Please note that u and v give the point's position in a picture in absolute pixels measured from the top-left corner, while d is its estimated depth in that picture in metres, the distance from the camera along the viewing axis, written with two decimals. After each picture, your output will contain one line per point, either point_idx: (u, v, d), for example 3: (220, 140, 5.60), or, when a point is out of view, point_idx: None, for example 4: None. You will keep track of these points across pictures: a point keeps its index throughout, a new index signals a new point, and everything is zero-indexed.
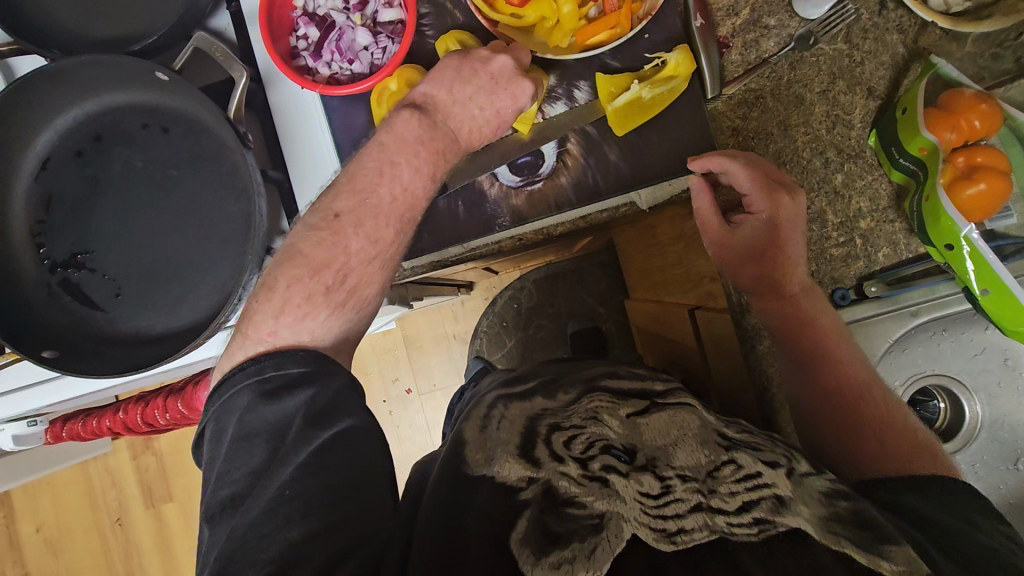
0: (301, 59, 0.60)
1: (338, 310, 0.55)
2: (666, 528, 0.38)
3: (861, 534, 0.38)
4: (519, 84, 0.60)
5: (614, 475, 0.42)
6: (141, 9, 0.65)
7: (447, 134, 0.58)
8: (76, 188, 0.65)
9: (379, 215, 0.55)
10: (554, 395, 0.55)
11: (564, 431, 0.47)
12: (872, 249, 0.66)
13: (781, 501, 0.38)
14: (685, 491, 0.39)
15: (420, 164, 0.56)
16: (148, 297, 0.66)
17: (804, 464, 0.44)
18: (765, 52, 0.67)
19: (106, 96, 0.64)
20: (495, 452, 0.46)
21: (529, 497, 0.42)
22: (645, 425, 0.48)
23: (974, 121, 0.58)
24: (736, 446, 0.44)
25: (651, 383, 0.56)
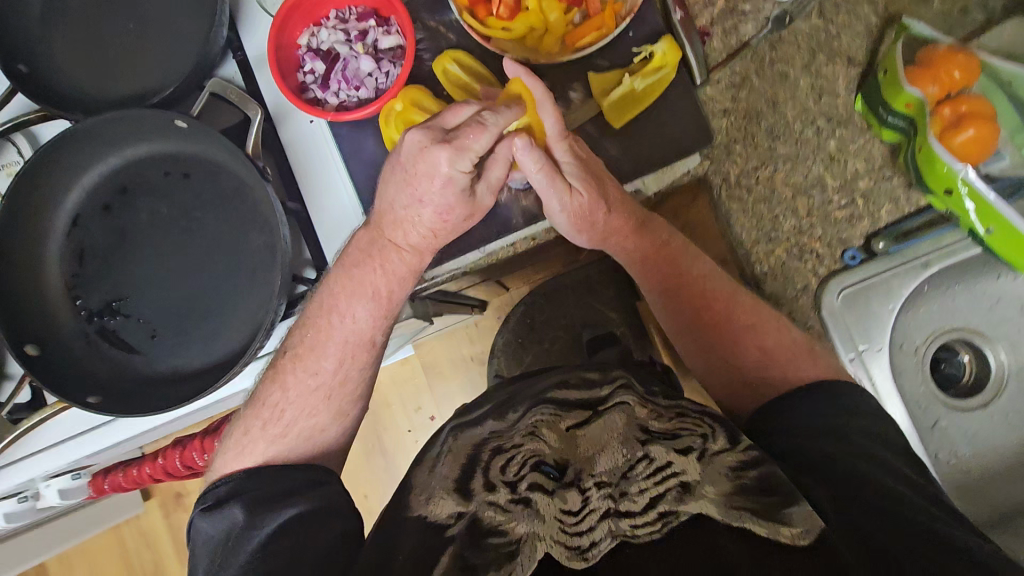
0: (311, 91, 0.64)
1: (280, 437, 0.61)
2: (579, 545, 0.43)
3: (766, 503, 0.44)
4: (429, 166, 0.56)
5: (538, 493, 0.47)
6: (154, 66, 0.69)
7: (380, 260, 0.62)
8: (106, 239, 0.68)
9: (312, 351, 0.63)
10: (503, 413, 0.58)
11: (503, 454, 0.51)
12: (874, 207, 0.68)
13: (684, 489, 0.44)
14: (599, 499, 0.45)
15: (345, 295, 0.62)
16: (182, 336, 0.68)
17: (718, 442, 0.49)
18: (745, 36, 0.69)
19: (128, 150, 0.68)
20: (435, 488, 0.51)
21: (455, 533, 0.46)
22: (581, 436, 0.51)
23: (954, 72, 0.61)
24: (653, 438, 0.49)
25: (597, 386, 0.58)
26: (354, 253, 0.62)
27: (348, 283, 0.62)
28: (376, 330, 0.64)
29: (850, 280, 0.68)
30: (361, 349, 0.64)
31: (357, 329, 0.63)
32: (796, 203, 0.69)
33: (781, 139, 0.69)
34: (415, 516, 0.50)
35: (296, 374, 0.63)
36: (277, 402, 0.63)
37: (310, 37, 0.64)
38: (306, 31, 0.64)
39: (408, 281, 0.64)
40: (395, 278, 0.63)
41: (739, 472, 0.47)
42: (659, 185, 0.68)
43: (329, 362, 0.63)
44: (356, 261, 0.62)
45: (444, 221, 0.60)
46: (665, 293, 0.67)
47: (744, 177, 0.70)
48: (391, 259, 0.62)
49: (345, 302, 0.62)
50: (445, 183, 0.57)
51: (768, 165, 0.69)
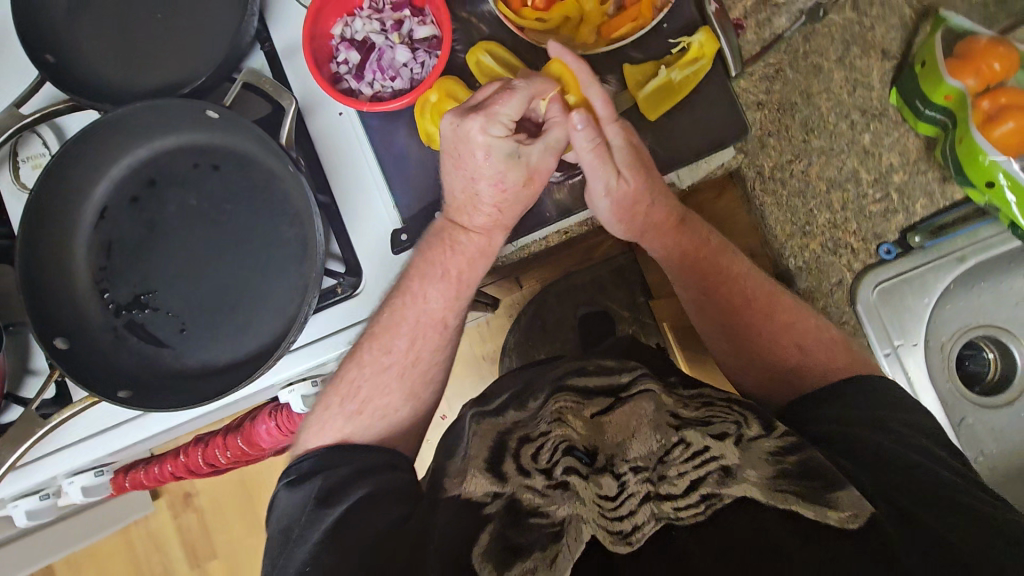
0: (345, 82, 0.63)
1: (353, 416, 0.62)
2: (622, 529, 0.45)
3: (809, 485, 0.45)
4: (466, 139, 0.59)
5: (575, 477, 0.48)
6: (184, 57, 0.68)
7: (453, 241, 0.64)
8: (135, 232, 0.68)
9: (394, 330, 0.64)
10: (524, 403, 0.60)
11: (531, 442, 0.52)
12: (909, 201, 0.68)
13: (726, 472, 0.46)
14: (637, 483, 0.46)
15: (431, 273, 0.64)
16: (211, 329, 0.67)
17: (753, 428, 0.50)
18: (778, 29, 0.69)
19: (158, 141, 0.67)
20: (467, 469, 0.53)
21: (493, 512, 0.49)
22: (608, 422, 0.52)
23: (994, 65, 0.60)
24: (685, 423, 0.50)
25: (619, 374, 0.60)
26: (430, 240, 0.65)
27: (426, 266, 0.64)
28: (448, 311, 0.65)
29: (886, 275, 0.67)
30: (433, 329, 0.65)
31: (427, 313, 0.65)
32: (830, 197, 0.68)
33: (815, 133, 0.69)
34: (450, 496, 0.52)
35: (372, 353, 0.64)
36: (354, 377, 0.64)
37: (343, 27, 0.63)
38: (339, 21, 0.63)
39: (479, 263, 0.65)
40: (466, 259, 0.65)
41: (779, 457, 0.47)
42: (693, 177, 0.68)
43: (401, 341, 0.64)
44: (430, 246, 0.64)
45: (506, 190, 0.62)
46: (687, 286, 0.67)
47: (777, 171, 0.69)
48: (463, 241, 0.64)
49: (419, 284, 0.64)
50: (489, 152, 0.59)
51: (802, 159, 0.69)
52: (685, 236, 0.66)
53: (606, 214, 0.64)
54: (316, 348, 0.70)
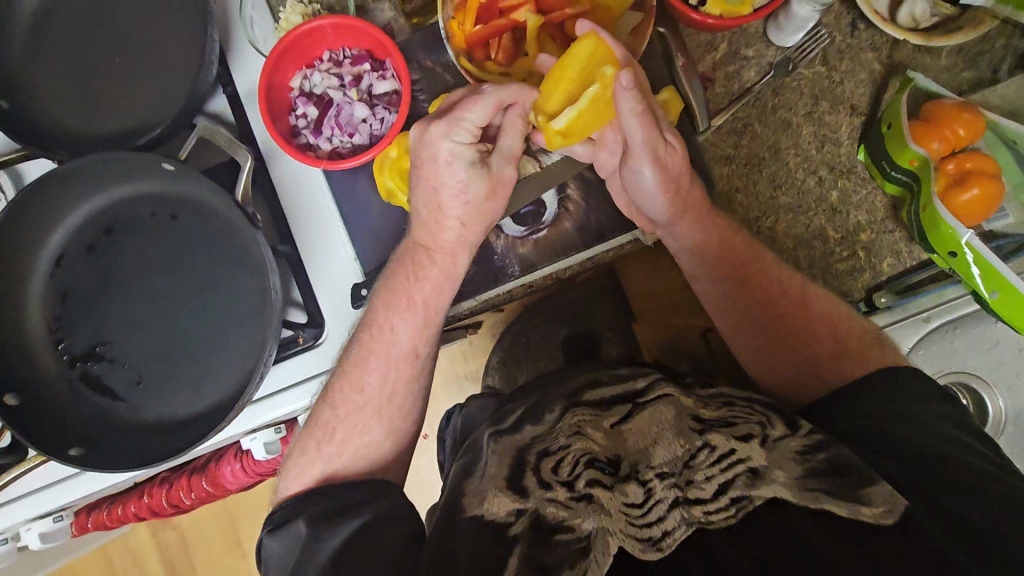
0: (303, 137, 0.63)
1: (332, 460, 0.59)
2: (652, 536, 0.41)
3: (840, 482, 0.42)
4: (434, 153, 0.56)
5: (599, 488, 0.44)
6: (142, 103, 0.67)
7: (415, 272, 0.61)
8: (91, 282, 0.67)
9: (361, 367, 0.61)
10: (540, 416, 0.55)
11: (551, 455, 0.48)
12: (875, 260, 0.68)
13: (754, 472, 0.42)
14: (664, 490, 0.42)
15: (394, 303, 0.61)
16: (169, 381, 0.66)
17: (777, 428, 0.47)
18: (747, 82, 0.68)
19: (114, 190, 0.66)
20: (484, 488, 0.48)
21: (517, 532, 0.44)
22: (629, 430, 0.48)
23: (959, 130, 0.60)
24: (708, 426, 0.46)
25: (634, 380, 0.56)
26: (393, 275, 0.61)
27: (391, 299, 0.61)
28: (418, 342, 0.61)
29: None
30: (405, 362, 0.61)
31: (395, 348, 0.61)
32: (797, 254, 0.68)
33: (783, 189, 0.68)
34: (468, 518, 0.46)
35: (343, 392, 0.61)
36: (328, 422, 0.60)
37: (303, 80, 0.62)
38: (299, 73, 0.62)
39: (445, 288, 0.62)
40: (434, 286, 0.61)
41: (806, 455, 0.44)
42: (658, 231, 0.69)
43: (371, 377, 0.60)
44: (394, 278, 0.61)
45: (467, 201, 0.59)
46: (715, 285, 0.64)
47: (744, 228, 0.69)
48: (439, 253, 0.61)
49: (385, 316, 0.61)
50: (457, 163, 0.57)
51: (770, 215, 0.68)
52: (722, 222, 0.63)
53: (652, 187, 0.59)
54: (276, 401, 0.69)
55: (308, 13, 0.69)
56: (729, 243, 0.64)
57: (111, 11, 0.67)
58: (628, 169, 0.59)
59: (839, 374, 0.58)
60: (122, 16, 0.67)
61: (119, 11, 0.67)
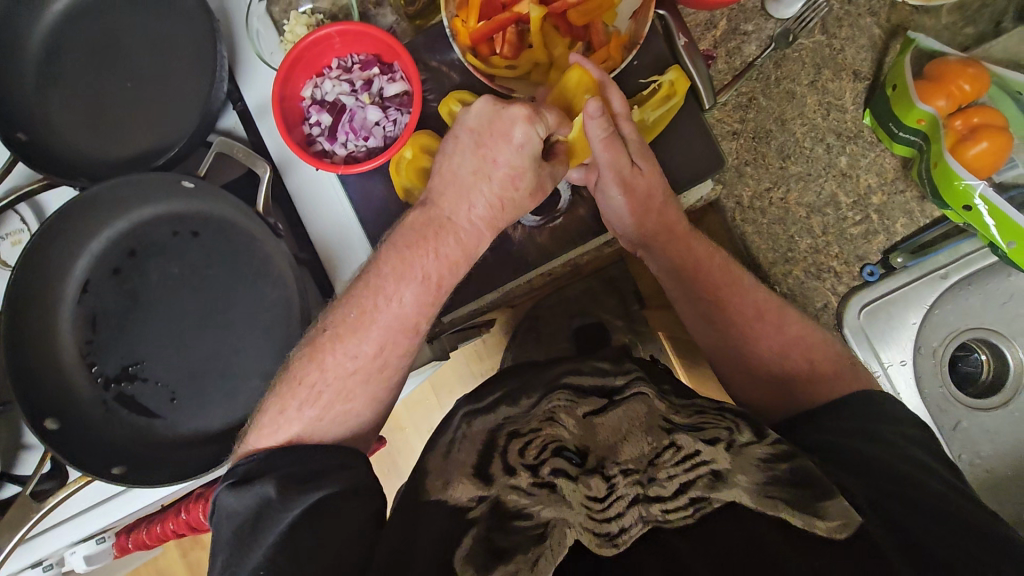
0: (318, 144, 0.64)
1: (313, 421, 0.56)
2: (608, 532, 0.43)
3: (799, 493, 0.44)
4: (510, 130, 0.55)
5: (563, 479, 0.47)
6: (156, 124, 0.68)
7: (435, 246, 0.56)
8: (118, 304, 0.68)
9: (357, 333, 0.56)
10: (517, 399, 0.58)
11: (520, 438, 0.52)
12: (889, 222, 0.68)
13: (716, 476, 0.45)
14: (626, 486, 0.45)
15: (403, 271, 0.56)
16: (202, 395, 0.67)
17: (745, 434, 0.49)
18: (749, 57, 0.69)
19: (135, 212, 0.67)
20: (451, 476, 0.51)
21: (477, 516, 0.46)
22: (600, 424, 0.51)
23: (964, 85, 0.61)
24: (678, 428, 0.49)
25: (613, 376, 0.59)
26: (407, 233, 0.57)
27: (398, 262, 0.56)
28: (421, 318, 0.57)
29: (870, 297, 0.68)
30: (402, 335, 0.57)
31: (399, 317, 0.57)
32: (810, 222, 0.69)
33: (792, 159, 0.69)
34: (434, 501, 0.49)
35: (336, 357, 0.56)
36: (314, 381, 0.56)
37: (314, 88, 0.63)
38: (309, 82, 0.63)
39: (460, 268, 0.58)
40: (450, 263, 0.57)
41: (772, 462, 0.46)
42: None
43: (370, 343, 0.56)
44: (408, 241, 0.57)
45: (515, 190, 0.57)
46: (675, 282, 0.65)
47: (756, 200, 0.69)
48: (459, 225, 0.57)
49: (393, 283, 0.56)
50: (526, 150, 0.55)
51: (781, 186, 0.69)
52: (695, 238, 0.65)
53: (620, 209, 0.63)
54: None
55: (312, 23, 0.70)
56: (691, 250, 0.65)
57: (120, 36, 0.68)
58: (600, 194, 0.63)
59: (819, 393, 0.59)
60: (131, 41, 0.68)
61: (126, 37, 0.68)
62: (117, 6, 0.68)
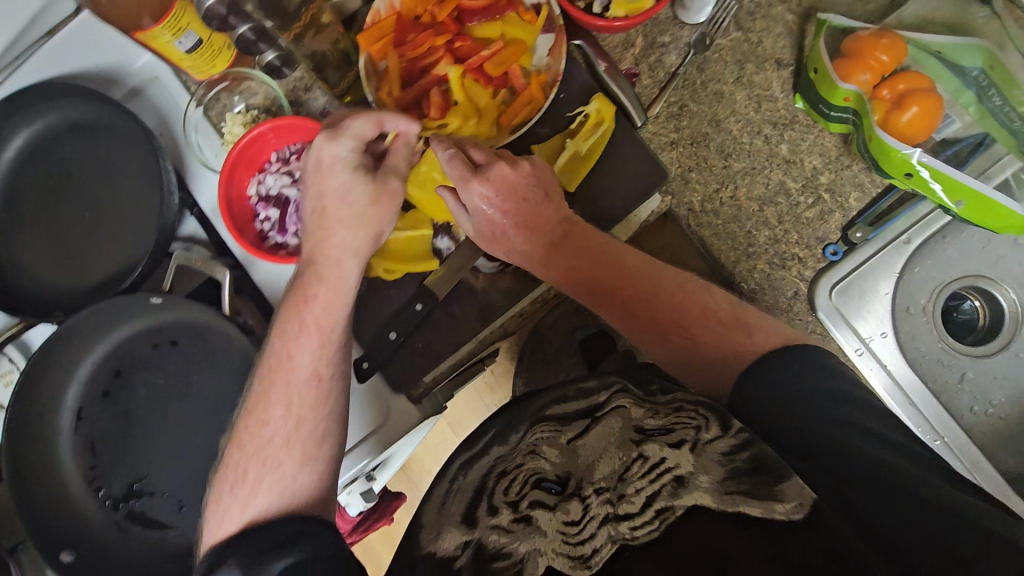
0: (271, 238, 0.65)
1: (237, 491, 0.54)
2: (582, 554, 0.42)
3: (757, 483, 0.42)
4: (319, 159, 0.59)
5: (541, 509, 0.44)
6: (120, 247, 0.70)
7: (307, 291, 0.59)
8: (114, 425, 0.69)
9: (267, 397, 0.57)
10: (504, 435, 0.50)
11: (506, 474, 0.47)
12: (842, 198, 0.68)
13: (679, 481, 0.43)
14: (599, 505, 0.43)
15: (301, 337, 0.58)
16: (209, 497, 0.69)
17: (712, 429, 0.47)
18: (671, 66, 0.70)
19: (113, 334, 0.69)
20: (442, 524, 0.46)
21: (463, 564, 0.43)
22: (584, 446, 0.47)
23: (881, 56, 0.61)
24: (648, 436, 0.46)
25: (595, 393, 0.53)
26: (290, 298, 0.59)
27: (292, 327, 0.59)
28: (321, 365, 0.59)
29: (838, 276, 0.67)
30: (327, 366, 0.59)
31: (295, 373, 0.58)
32: (764, 214, 0.69)
33: (733, 156, 0.69)
34: (423, 554, 0.45)
35: (248, 429, 0.57)
36: (237, 461, 0.56)
37: (257, 185, 0.65)
38: (252, 180, 0.65)
39: (341, 300, 0.60)
40: (324, 301, 0.59)
41: (732, 454, 0.45)
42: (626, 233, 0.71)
43: (274, 410, 0.57)
44: (292, 296, 0.59)
45: (351, 206, 0.59)
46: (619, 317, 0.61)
47: (707, 203, 0.70)
48: (332, 243, 0.60)
49: (282, 343, 0.59)
50: (341, 166, 0.59)
51: (727, 185, 0.69)
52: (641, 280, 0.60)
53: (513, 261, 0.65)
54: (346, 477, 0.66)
55: (249, 121, 0.73)
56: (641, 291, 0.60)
57: (72, 172, 0.71)
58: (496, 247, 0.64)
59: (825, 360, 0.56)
60: (84, 175, 0.71)
61: (79, 171, 0.71)
62: (63, 145, 0.71)
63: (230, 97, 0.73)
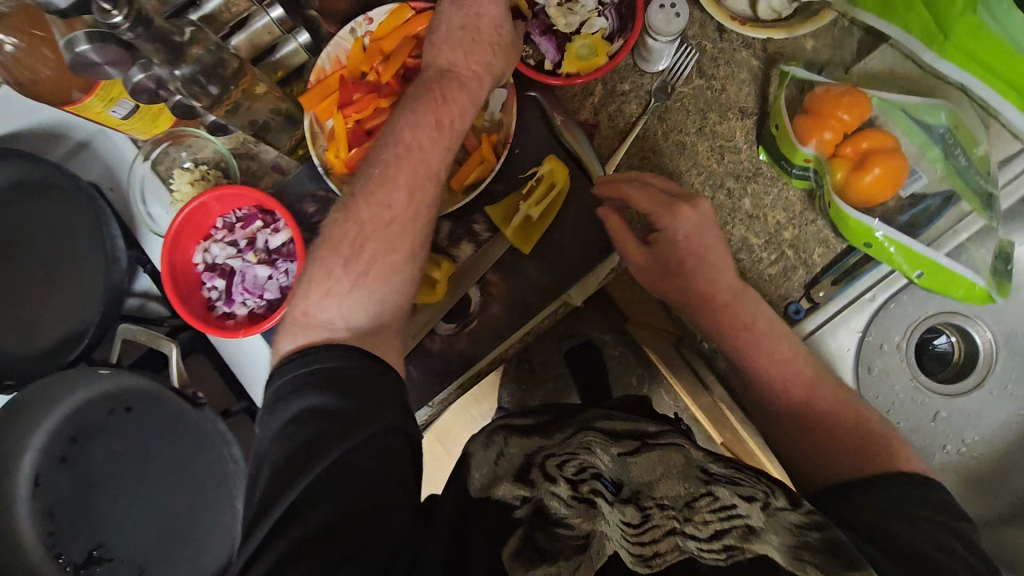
0: (218, 309, 0.64)
1: (359, 281, 0.51)
2: (643, 553, 0.39)
3: (828, 562, 0.39)
4: None
5: (603, 500, 0.42)
6: (69, 311, 0.68)
7: (443, 95, 0.54)
8: (72, 491, 0.68)
9: (395, 178, 0.52)
10: (547, 432, 0.50)
11: (558, 455, 0.45)
12: (805, 254, 0.66)
13: (752, 530, 0.40)
14: (662, 516, 0.40)
15: (417, 104, 0.54)
16: (171, 561, 0.69)
17: (780, 498, 0.45)
18: (631, 116, 0.68)
19: (68, 400, 0.67)
20: (495, 474, 0.45)
21: (521, 516, 0.41)
22: (636, 464, 0.45)
23: (842, 115, 0.59)
24: (716, 480, 0.44)
25: (646, 422, 0.52)
26: (423, 94, 0.54)
27: (432, 106, 0.54)
28: (441, 164, 0.54)
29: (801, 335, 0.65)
30: (427, 184, 0.53)
31: (416, 154, 0.53)
32: None
33: None
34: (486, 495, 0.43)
35: (365, 196, 0.52)
36: (353, 240, 0.51)
37: (203, 253, 0.64)
38: (197, 248, 0.64)
39: (469, 114, 0.56)
40: (460, 109, 0.55)
41: (804, 528, 0.41)
42: (584, 293, 0.69)
43: (400, 194, 0.52)
44: (418, 110, 0.53)
45: (491, 53, 0.56)
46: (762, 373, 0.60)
47: None
48: (461, 74, 0.55)
49: (414, 134, 0.53)
50: None
51: None
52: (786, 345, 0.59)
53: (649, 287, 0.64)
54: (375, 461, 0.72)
55: (197, 178, 0.69)
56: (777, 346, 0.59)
57: (17, 234, 0.69)
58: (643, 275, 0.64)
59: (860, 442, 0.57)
60: (29, 236, 0.69)
61: (24, 232, 0.69)
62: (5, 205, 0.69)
63: (178, 152, 0.70)
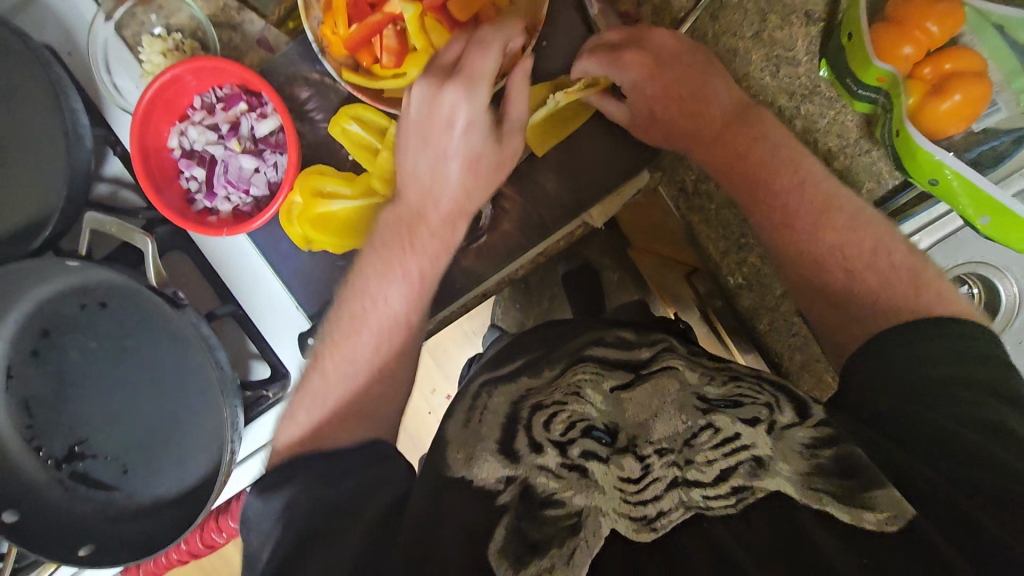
0: (198, 203, 0.57)
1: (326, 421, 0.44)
2: (646, 515, 0.35)
3: (845, 485, 0.35)
4: (445, 114, 0.46)
5: (593, 462, 0.38)
6: (31, 189, 0.60)
7: (411, 240, 0.48)
8: (46, 387, 0.64)
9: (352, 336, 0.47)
10: (537, 369, 0.48)
11: (544, 409, 0.42)
12: (854, 188, 0.60)
13: (758, 462, 0.36)
14: (662, 467, 0.37)
15: (382, 257, 0.48)
16: (153, 462, 0.66)
17: (786, 414, 0.39)
18: (679, 11, 0.60)
19: (34, 292, 0.62)
20: (476, 449, 0.41)
21: (508, 501, 0.37)
22: (628, 399, 0.42)
23: (930, 27, 0.51)
24: (713, 407, 0.40)
25: (637, 350, 0.49)
26: (383, 236, 0.49)
27: (378, 260, 0.48)
28: (412, 312, 0.48)
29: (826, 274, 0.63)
30: (400, 336, 0.48)
31: (378, 308, 0.47)
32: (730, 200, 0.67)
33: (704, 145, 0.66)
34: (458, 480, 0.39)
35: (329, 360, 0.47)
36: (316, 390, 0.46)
37: (179, 137, 0.57)
38: (172, 129, 0.56)
39: (444, 259, 0.50)
40: (434, 248, 0.49)
41: (814, 449, 0.37)
42: (606, 215, 0.64)
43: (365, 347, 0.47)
44: (382, 244, 0.49)
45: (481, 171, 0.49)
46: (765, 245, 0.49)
47: (700, 182, 0.67)
48: (434, 221, 0.49)
49: (374, 281, 0.47)
50: (459, 126, 0.46)
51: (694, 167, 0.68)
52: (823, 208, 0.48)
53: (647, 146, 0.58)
54: None
55: (169, 48, 0.61)
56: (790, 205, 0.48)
57: None
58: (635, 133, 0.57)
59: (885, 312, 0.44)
60: None
61: None
62: None
63: (147, 14, 0.61)
